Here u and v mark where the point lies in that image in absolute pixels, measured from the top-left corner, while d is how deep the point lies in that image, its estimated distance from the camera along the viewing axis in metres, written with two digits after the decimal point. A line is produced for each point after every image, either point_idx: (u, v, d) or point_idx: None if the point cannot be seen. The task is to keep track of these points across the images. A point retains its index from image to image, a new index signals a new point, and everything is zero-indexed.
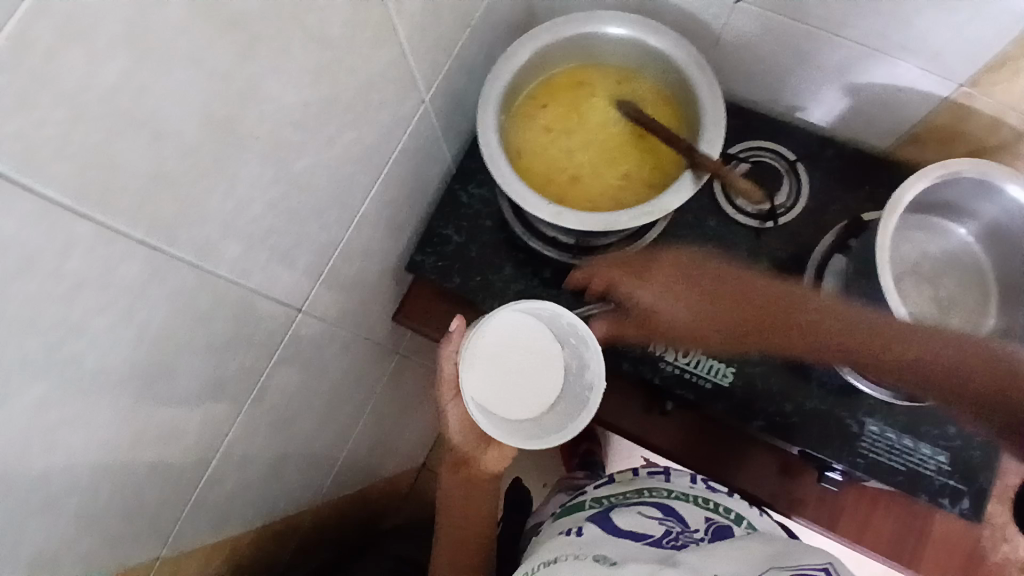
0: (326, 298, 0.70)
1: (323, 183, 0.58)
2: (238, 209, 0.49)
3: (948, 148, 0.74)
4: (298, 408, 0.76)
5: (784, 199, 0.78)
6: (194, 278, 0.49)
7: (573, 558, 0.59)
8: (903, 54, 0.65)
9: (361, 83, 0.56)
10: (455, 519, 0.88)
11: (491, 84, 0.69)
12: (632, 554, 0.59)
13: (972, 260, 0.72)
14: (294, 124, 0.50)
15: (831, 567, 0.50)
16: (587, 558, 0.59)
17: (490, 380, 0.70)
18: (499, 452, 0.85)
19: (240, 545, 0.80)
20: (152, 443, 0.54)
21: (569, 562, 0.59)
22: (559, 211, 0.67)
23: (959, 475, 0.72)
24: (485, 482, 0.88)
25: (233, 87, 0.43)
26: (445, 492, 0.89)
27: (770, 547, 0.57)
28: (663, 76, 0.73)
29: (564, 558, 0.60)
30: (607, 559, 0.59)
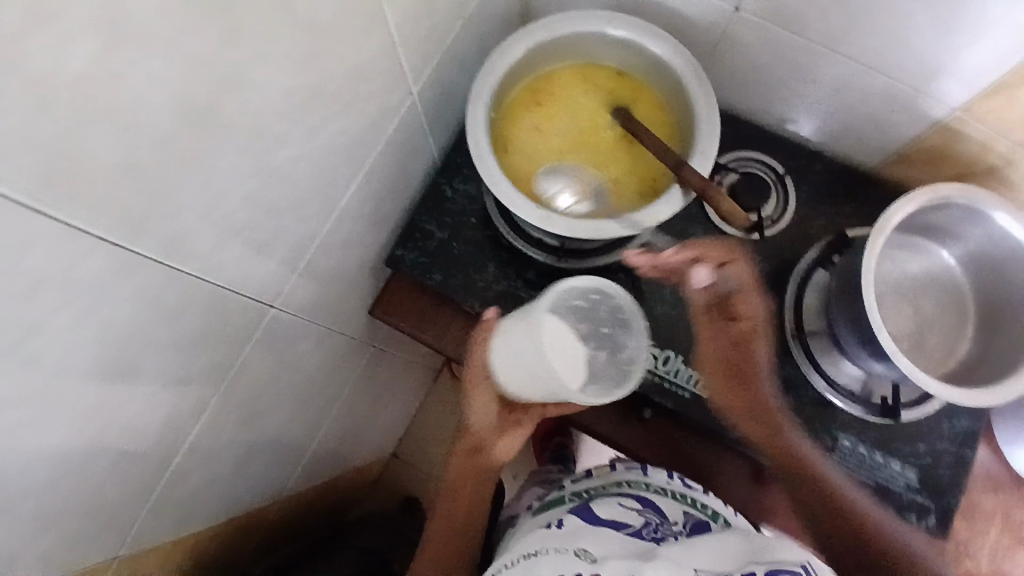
0: (301, 293, 0.67)
1: (304, 176, 0.56)
2: (212, 202, 0.46)
3: (935, 170, 0.74)
4: (267, 403, 0.73)
5: (771, 211, 0.78)
6: (161, 274, 0.46)
7: (554, 550, 0.59)
8: (898, 74, 0.65)
9: (348, 74, 0.53)
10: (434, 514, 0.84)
11: (483, 79, 0.67)
12: (612, 547, 0.59)
13: (953, 282, 0.73)
14: (275, 116, 0.47)
15: (807, 565, 0.53)
16: (569, 550, 0.59)
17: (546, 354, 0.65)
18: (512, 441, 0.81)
19: (201, 542, 0.78)
20: (110, 443, 0.52)
21: (551, 555, 0.59)
22: (548, 214, 0.65)
23: (927, 492, 0.73)
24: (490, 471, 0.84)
25: (210, 79, 0.39)
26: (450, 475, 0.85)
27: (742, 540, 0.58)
28: (660, 81, 0.71)
29: (545, 551, 0.60)
30: (588, 553, 0.58)
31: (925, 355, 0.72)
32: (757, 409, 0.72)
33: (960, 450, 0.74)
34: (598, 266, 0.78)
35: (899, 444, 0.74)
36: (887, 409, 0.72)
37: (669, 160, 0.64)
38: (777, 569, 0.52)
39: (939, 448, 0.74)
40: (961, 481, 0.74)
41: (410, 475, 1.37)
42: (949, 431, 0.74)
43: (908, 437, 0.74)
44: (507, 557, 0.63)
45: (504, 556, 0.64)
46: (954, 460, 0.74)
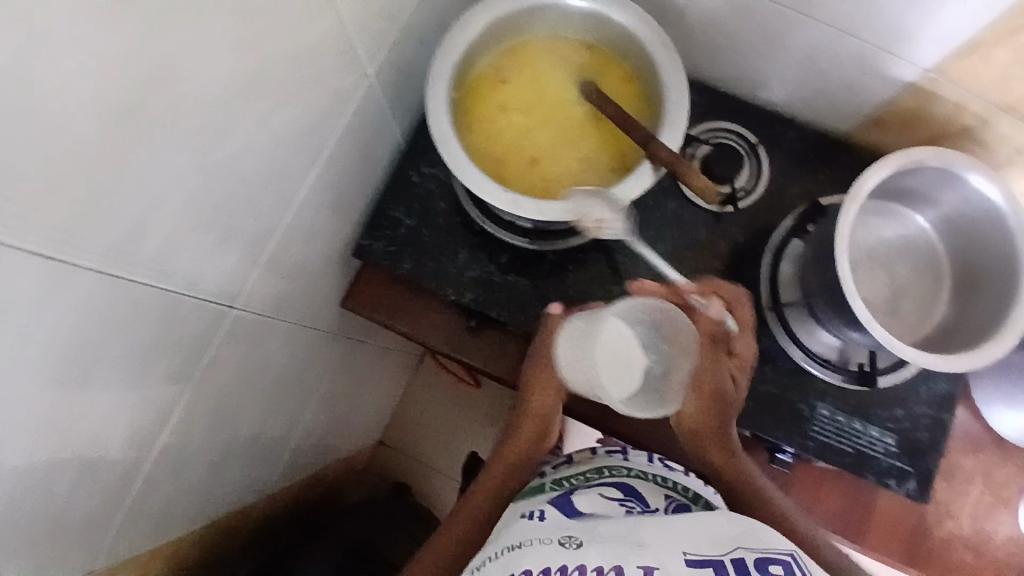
0: (263, 290, 0.65)
1: (254, 170, 0.53)
2: (152, 205, 0.44)
3: (908, 133, 0.73)
4: (238, 404, 0.71)
5: (745, 182, 0.76)
6: (104, 284, 0.43)
7: (538, 540, 0.56)
8: (870, 37, 0.63)
9: (294, 60, 0.50)
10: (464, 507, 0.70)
11: (443, 57, 0.64)
12: (598, 534, 0.56)
13: (927, 246, 0.73)
14: (215, 108, 0.45)
15: (796, 557, 0.54)
16: (553, 539, 0.56)
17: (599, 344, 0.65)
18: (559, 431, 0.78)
19: (181, 548, 0.76)
20: (69, 461, 0.49)
21: (535, 547, 0.55)
22: (516, 197, 0.63)
23: (906, 456, 0.74)
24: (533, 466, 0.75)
25: (134, 73, 0.36)
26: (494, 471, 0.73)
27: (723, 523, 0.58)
28: (627, 53, 0.69)
29: (529, 542, 0.56)
30: (574, 538, 0.55)
31: (899, 322, 0.72)
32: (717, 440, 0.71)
33: (938, 413, 0.75)
34: (571, 247, 0.77)
35: (877, 410, 0.74)
36: (864, 375, 0.71)
37: (638, 136, 0.63)
38: (767, 557, 0.53)
39: (917, 412, 0.75)
40: (939, 443, 0.74)
41: (397, 461, 1.36)
42: (926, 394, 0.75)
43: (886, 403, 0.74)
44: (489, 551, 0.59)
45: (483, 552, 0.60)
46: (932, 423, 0.74)
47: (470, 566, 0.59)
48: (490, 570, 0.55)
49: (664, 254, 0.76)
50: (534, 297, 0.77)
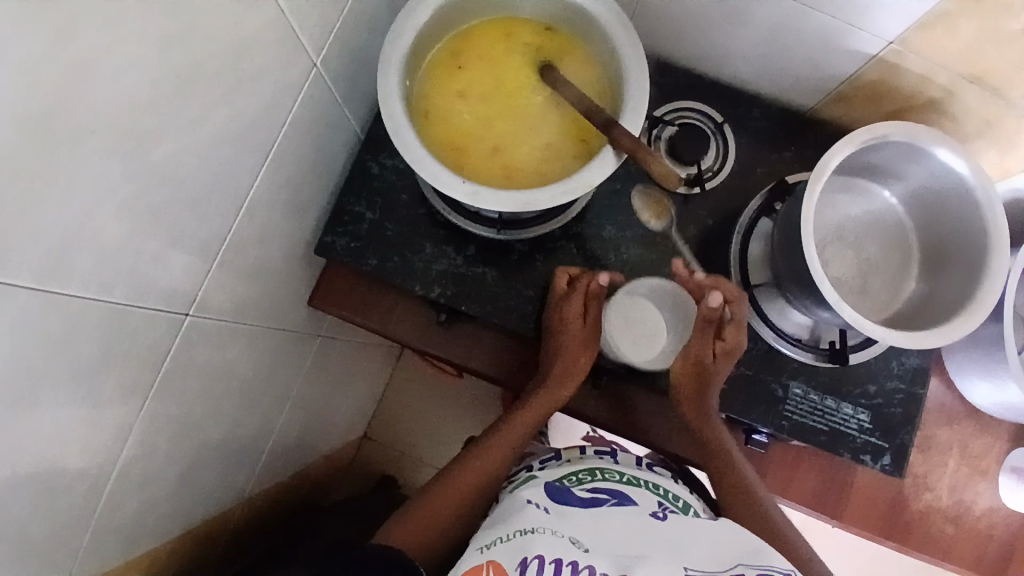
0: (220, 295, 0.63)
1: (196, 173, 0.51)
2: (84, 218, 0.41)
3: (874, 106, 0.72)
4: (204, 412, 0.69)
5: (711, 162, 0.75)
6: (40, 302, 0.41)
7: (550, 532, 0.56)
8: (833, 11, 0.61)
9: (227, 56, 0.47)
10: (448, 482, 0.72)
11: (393, 43, 0.61)
12: (605, 539, 0.56)
13: (896, 221, 0.72)
14: (144, 112, 0.42)
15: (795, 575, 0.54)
16: (563, 535, 0.56)
17: (624, 325, 0.73)
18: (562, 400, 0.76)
19: (158, 558, 0.75)
20: (25, 485, 0.48)
21: (546, 537, 0.55)
22: (476, 189, 0.61)
23: (880, 432, 0.74)
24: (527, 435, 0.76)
25: (45, 80, 0.34)
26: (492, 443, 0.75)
27: (722, 537, 0.59)
28: (586, 33, 0.67)
29: (541, 530, 0.56)
30: (582, 541, 0.55)
31: (869, 299, 0.71)
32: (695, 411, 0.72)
33: (910, 387, 0.75)
34: (539, 236, 0.75)
35: (850, 387, 0.74)
36: (835, 353, 0.71)
37: (599, 121, 0.61)
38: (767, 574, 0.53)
39: (889, 387, 0.75)
40: (912, 417, 0.74)
41: (382, 455, 1.36)
42: (898, 368, 0.75)
43: (858, 379, 0.74)
44: (495, 533, 0.58)
45: (489, 531, 0.59)
46: (905, 398, 0.75)
47: (473, 544, 0.58)
48: (500, 550, 0.55)
49: (633, 239, 0.75)
50: (503, 289, 0.76)
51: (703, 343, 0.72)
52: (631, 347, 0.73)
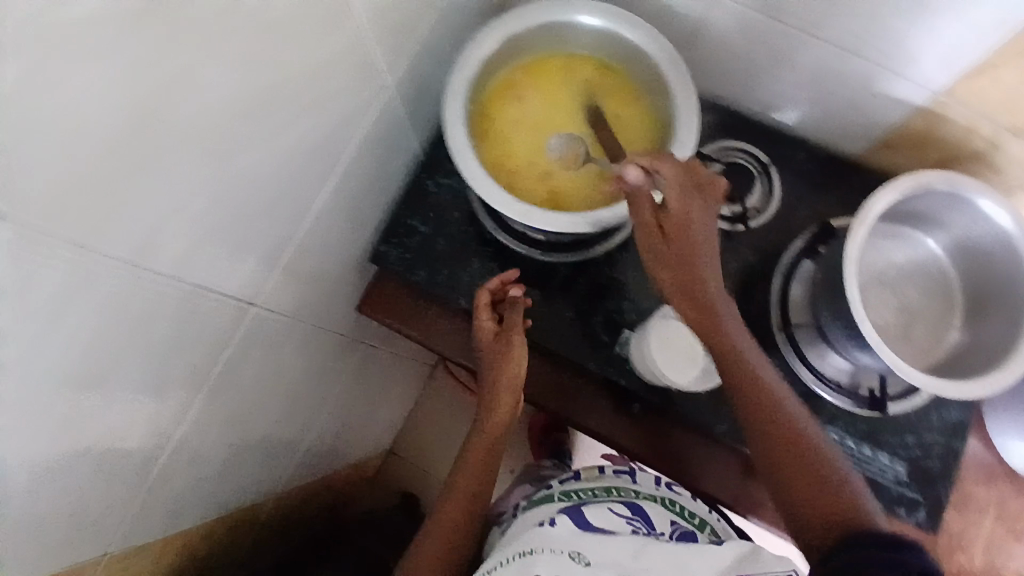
0: (282, 292, 0.67)
1: (275, 176, 0.55)
2: (176, 206, 0.46)
3: (923, 156, 0.73)
4: (253, 401, 0.73)
5: (756, 202, 0.77)
6: (129, 277, 0.46)
7: (550, 550, 0.58)
8: (881, 59, 0.64)
9: (312, 72, 0.52)
10: (431, 535, 0.72)
11: (459, 71, 0.66)
12: (608, 553, 0.58)
13: (940, 271, 0.72)
14: (238, 116, 0.47)
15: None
16: (563, 551, 0.58)
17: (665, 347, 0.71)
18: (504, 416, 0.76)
19: (194, 540, 0.79)
20: (91, 447, 0.52)
21: (546, 556, 0.57)
22: (527, 209, 0.65)
23: (916, 484, 0.72)
24: (487, 462, 0.76)
25: (157, 82, 0.39)
26: (454, 478, 0.75)
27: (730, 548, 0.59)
28: (639, 71, 0.71)
29: (541, 550, 0.58)
30: (583, 556, 0.57)
31: (911, 345, 0.71)
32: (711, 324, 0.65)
33: (949, 441, 0.73)
34: (584, 260, 0.78)
35: (887, 436, 0.73)
36: (875, 401, 0.70)
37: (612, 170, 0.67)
38: None
39: (928, 440, 0.73)
40: (951, 472, 0.73)
41: (408, 471, 1.37)
42: (937, 421, 0.73)
43: (897, 429, 0.73)
44: (500, 556, 0.60)
45: (494, 554, 0.62)
46: (944, 452, 0.73)
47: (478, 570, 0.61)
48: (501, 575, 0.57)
49: None
50: (544, 309, 0.78)
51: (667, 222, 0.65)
52: (677, 372, 0.71)
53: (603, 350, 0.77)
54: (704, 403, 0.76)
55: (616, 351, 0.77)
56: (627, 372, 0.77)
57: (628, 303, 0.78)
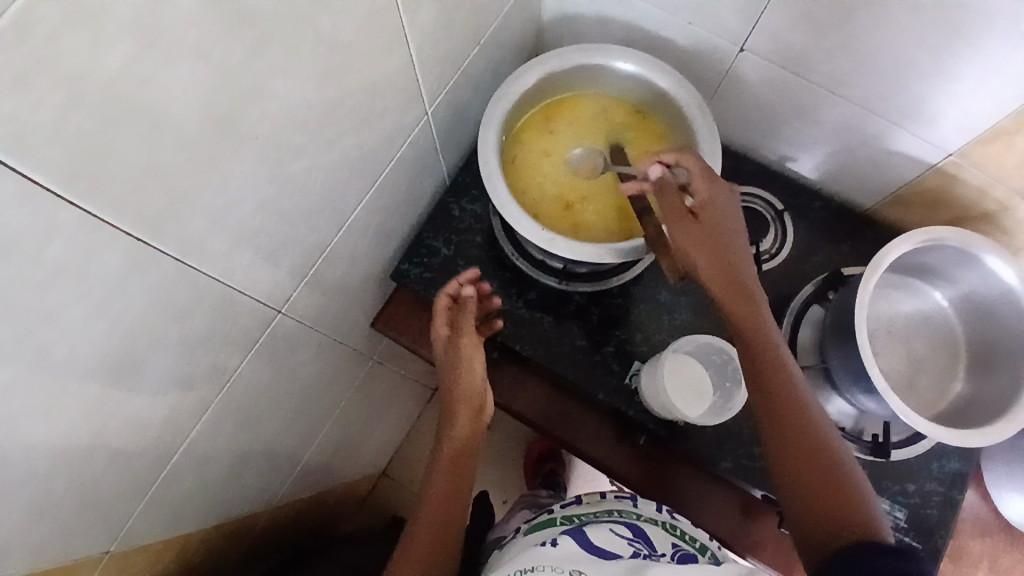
0: (307, 300, 0.69)
1: (319, 185, 0.58)
2: (228, 206, 0.48)
3: (930, 213, 0.77)
4: (265, 407, 0.74)
5: (769, 245, 0.80)
6: (176, 272, 0.47)
7: (550, 568, 0.58)
8: (899, 118, 0.69)
9: (366, 90, 0.55)
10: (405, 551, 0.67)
11: (496, 103, 0.70)
12: (606, 570, 0.58)
13: (946, 324, 0.76)
14: (297, 125, 0.49)
15: None
16: (564, 571, 0.57)
17: (674, 378, 0.73)
18: (471, 416, 0.74)
19: (190, 546, 0.78)
20: (113, 436, 0.52)
21: (546, 573, 0.57)
22: (552, 236, 0.67)
23: (915, 532, 0.73)
24: (463, 463, 0.74)
25: (235, 86, 0.41)
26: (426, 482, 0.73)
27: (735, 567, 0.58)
28: (666, 114, 0.74)
29: (541, 568, 0.58)
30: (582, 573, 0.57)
31: (917, 393, 0.74)
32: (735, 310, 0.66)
33: (949, 491, 0.74)
34: (599, 291, 0.80)
35: (890, 482, 0.74)
36: (878, 447, 0.72)
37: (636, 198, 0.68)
38: None
39: (928, 488, 0.75)
40: (949, 522, 0.74)
41: (398, 495, 1.36)
42: (938, 470, 0.75)
43: (899, 475, 0.75)
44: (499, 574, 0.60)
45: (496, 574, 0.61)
46: (943, 501, 0.74)
47: None
48: None
49: (685, 306, 0.81)
50: (557, 335, 0.80)
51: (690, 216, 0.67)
52: (687, 406, 0.73)
53: (613, 379, 0.79)
54: (707, 437, 0.77)
55: (626, 380, 0.79)
56: (635, 403, 0.78)
57: (639, 335, 0.80)
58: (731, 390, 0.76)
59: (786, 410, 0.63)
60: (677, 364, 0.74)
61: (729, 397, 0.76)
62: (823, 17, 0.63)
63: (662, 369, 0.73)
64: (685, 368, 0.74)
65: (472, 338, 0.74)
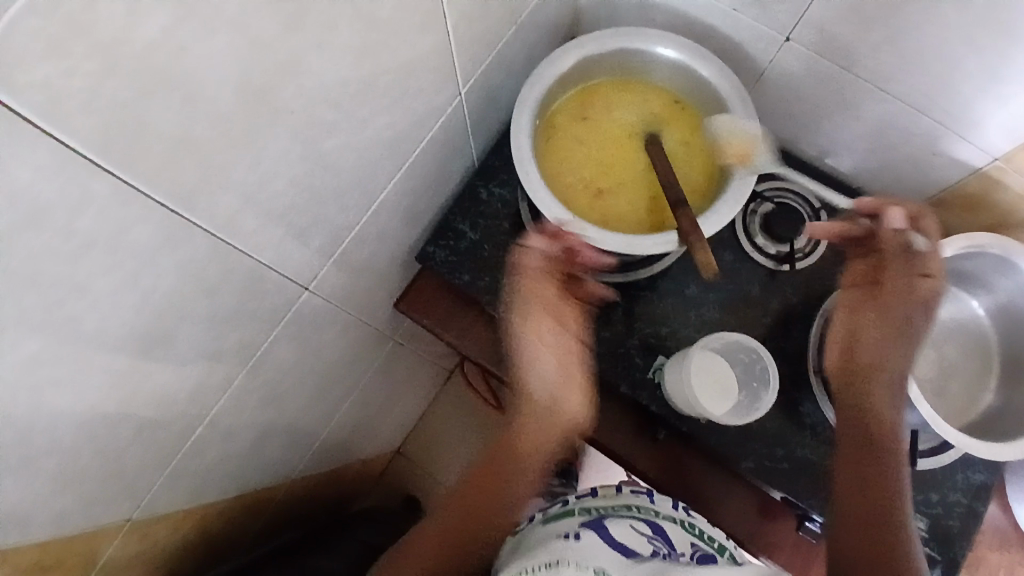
0: (333, 279, 0.68)
1: (350, 165, 0.57)
2: (261, 182, 0.47)
3: (971, 218, 0.75)
4: (289, 384, 0.74)
5: (805, 244, 0.79)
6: (209, 247, 0.47)
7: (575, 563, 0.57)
8: (946, 119, 0.67)
9: (402, 68, 0.54)
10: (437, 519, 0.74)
11: (530, 86, 0.68)
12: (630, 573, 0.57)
13: (981, 332, 0.74)
14: (331, 103, 0.48)
15: None
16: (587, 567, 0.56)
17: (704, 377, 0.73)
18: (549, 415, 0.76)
19: (210, 515, 0.79)
20: (138, 408, 0.52)
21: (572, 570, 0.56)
22: (582, 225, 0.66)
23: (936, 542, 0.72)
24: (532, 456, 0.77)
25: (270, 62, 0.40)
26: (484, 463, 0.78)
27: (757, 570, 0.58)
28: (704, 102, 0.73)
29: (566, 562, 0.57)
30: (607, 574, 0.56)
31: (946, 402, 0.73)
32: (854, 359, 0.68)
33: (972, 502, 0.73)
34: (626, 282, 0.80)
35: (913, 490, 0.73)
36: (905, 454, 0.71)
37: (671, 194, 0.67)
38: None
39: (952, 498, 0.73)
40: (971, 533, 0.73)
41: (413, 475, 1.36)
42: (963, 481, 0.74)
43: (923, 484, 0.73)
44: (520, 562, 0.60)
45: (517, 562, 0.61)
46: (966, 512, 0.73)
47: None
48: None
49: (713, 301, 0.79)
50: (582, 325, 0.79)
51: (907, 271, 0.67)
52: (712, 404, 0.73)
53: (637, 372, 0.78)
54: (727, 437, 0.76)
55: (650, 375, 0.78)
56: (657, 397, 0.77)
57: (665, 329, 0.79)
58: (760, 393, 0.75)
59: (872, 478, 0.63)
60: (706, 360, 0.74)
61: (753, 396, 0.75)
62: (873, 10, 0.60)
63: (693, 362, 0.73)
64: (714, 366, 0.74)
65: (541, 304, 0.73)
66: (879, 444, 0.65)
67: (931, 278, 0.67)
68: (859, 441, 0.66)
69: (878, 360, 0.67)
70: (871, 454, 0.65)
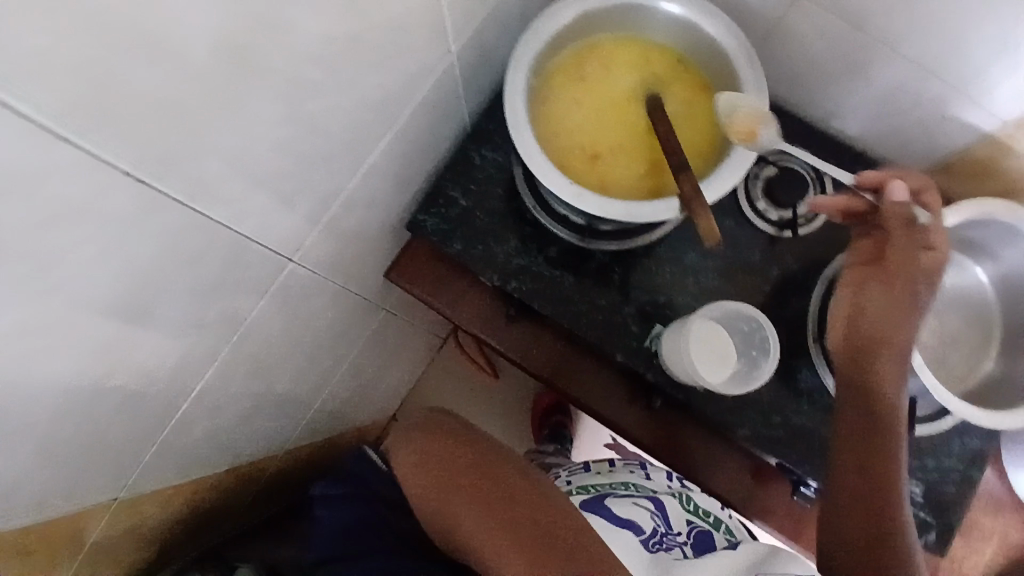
0: (321, 248, 0.66)
1: (337, 129, 0.54)
2: (241, 148, 0.44)
3: (978, 182, 0.73)
4: (278, 355, 0.72)
5: (808, 210, 0.77)
6: (185, 218, 0.44)
7: None
8: (958, 82, 0.64)
9: (391, 24, 0.50)
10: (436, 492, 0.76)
11: (526, 45, 0.65)
12: None
13: (982, 300, 0.74)
14: (316, 63, 0.45)
15: None
16: None
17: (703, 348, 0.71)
18: None
19: (202, 487, 0.78)
20: (119, 385, 0.50)
21: None
22: (579, 192, 0.64)
23: (930, 508, 0.73)
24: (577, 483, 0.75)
25: (249, 19, 0.37)
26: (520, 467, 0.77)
27: None
28: (708, 60, 0.70)
29: None
30: None
31: (945, 371, 0.72)
32: (861, 339, 0.65)
33: (968, 469, 0.73)
34: (622, 250, 0.77)
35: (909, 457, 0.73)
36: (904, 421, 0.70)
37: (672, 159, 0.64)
38: None
39: (947, 465, 0.74)
40: (965, 499, 0.73)
41: None
42: (959, 448, 0.74)
43: (918, 451, 0.74)
44: None
45: None
46: (961, 479, 0.73)
47: None
48: None
49: (712, 269, 0.78)
50: (576, 295, 0.77)
51: (909, 244, 0.62)
52: (710, 374, 0.72)
53: (633, 341, 0.76)
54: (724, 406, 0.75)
55: (646, 344, 0.76)
56: (654, 367, 0.76)
57: (663, 298, 0.77)
58: (759, 362, 0.75)
59: (872, 470, 0.63)
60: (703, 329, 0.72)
61: (750, 365, 0.75)
62: None
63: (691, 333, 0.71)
64: (712, 335, 0.72)
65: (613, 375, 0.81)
66: (881, 435, 0.64)
67: (933, 252, 0.62)
68: (860, 432, 0.65)
69: (877, 339, 0.65)
70: (869, 449, 0.64)
